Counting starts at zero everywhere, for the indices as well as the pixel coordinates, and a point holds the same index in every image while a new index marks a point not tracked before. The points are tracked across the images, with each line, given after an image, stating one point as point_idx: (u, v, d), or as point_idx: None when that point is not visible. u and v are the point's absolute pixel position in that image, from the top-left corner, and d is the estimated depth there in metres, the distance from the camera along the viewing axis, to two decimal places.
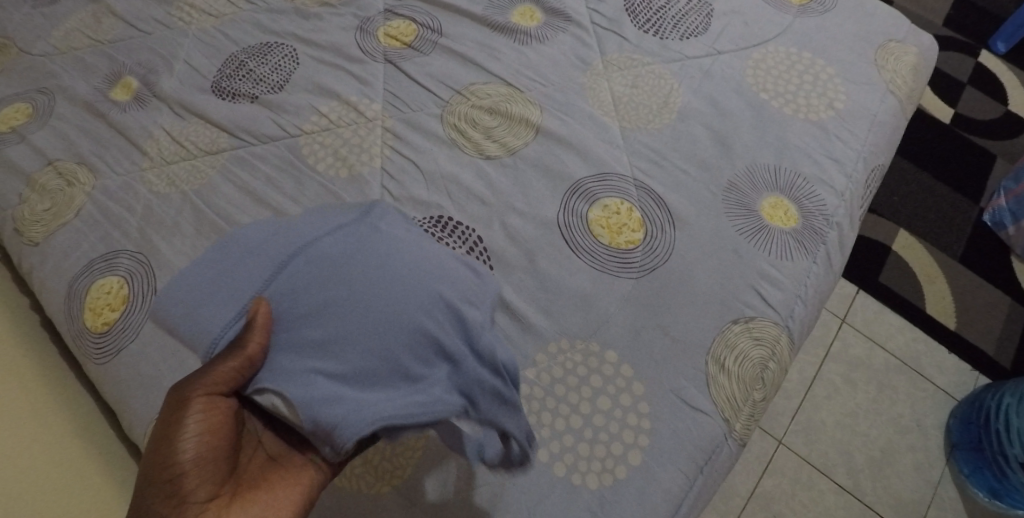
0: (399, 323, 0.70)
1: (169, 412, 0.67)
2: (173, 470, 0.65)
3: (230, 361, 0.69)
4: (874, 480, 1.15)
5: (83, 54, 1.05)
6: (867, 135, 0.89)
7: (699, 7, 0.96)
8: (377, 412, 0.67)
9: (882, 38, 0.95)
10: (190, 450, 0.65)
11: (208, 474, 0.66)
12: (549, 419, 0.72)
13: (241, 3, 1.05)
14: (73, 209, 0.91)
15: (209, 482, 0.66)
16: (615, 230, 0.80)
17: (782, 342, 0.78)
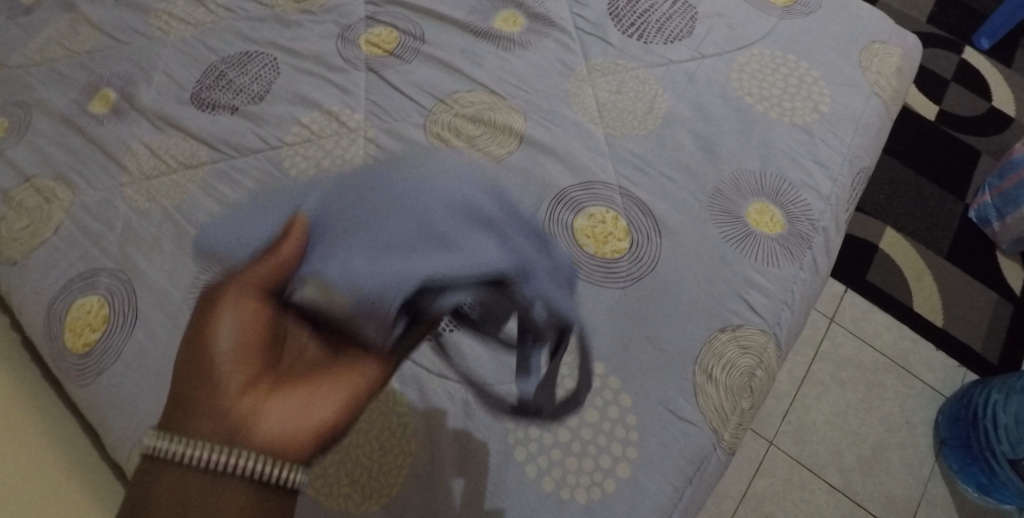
0: (435, 196, 0.81)
1: (209, 320, 0.71)
2: (212, 365, 0.67)
3: (268, 261, 0.76)
4: (864, 479, 1.15)
5: (60, 66, 1.03)
6: (853, 137, 0.88)
7: (683, 11, 0.95)
8: (425, 270, 0.76)
9: (866, 39, 0.95)
10: (225, 340, 0.69)
11: (248, 372, 0.67)
12: (537, 434, 0.72)
13: (220, 12, 1.04)
14: (51, 226, 0.89)
15: (247, 380, 0.67)
16: (600, 238, 0.80)
17: (770, 350, 0.77)
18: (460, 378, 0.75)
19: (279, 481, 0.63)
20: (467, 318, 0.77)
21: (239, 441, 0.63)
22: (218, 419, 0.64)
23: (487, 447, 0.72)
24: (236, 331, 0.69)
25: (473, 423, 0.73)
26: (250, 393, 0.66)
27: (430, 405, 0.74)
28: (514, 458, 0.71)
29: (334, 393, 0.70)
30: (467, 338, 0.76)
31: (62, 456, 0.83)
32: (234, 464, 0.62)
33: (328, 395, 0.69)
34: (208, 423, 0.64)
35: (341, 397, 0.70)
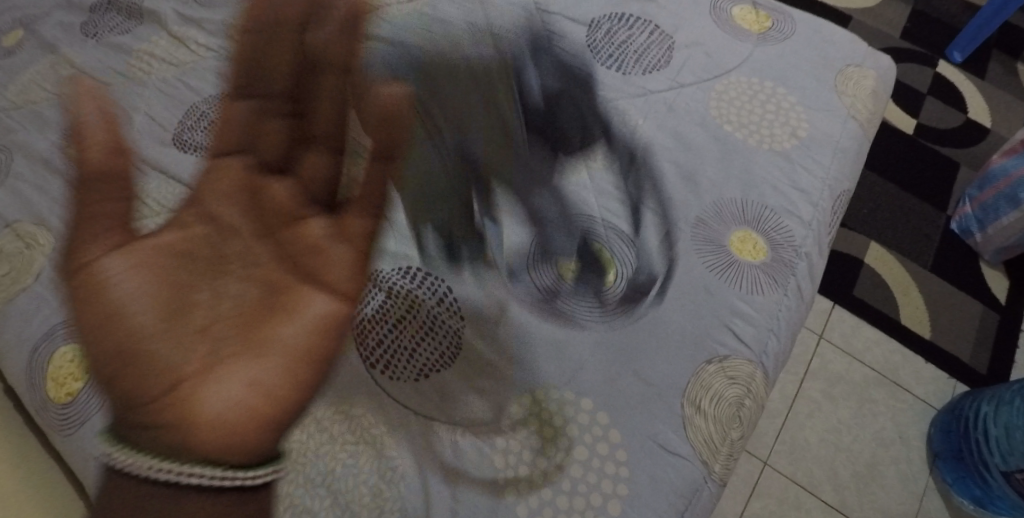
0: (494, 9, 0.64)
1: (177, 244, 0.65)
2: (137, 344, 0.60)
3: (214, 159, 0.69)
4: (859, 496, 1.14)
5: (40, 109, 1.02)
6: (831, 161, 0.89)
7: (660, 40, 0.96)
8: None
9: (841, 63, 0.95)
10: (140, 316, 0.61)
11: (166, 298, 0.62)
12: (527, 473, 0.72)
13: (201, 52, 1.04)
14: (34, 272, 0.89)
15: (183, 332, 0.62)
16: (584, 272, 0.81)
17: (758, 380, 0.77)
18: (451, 419, 0.75)
19: (245, 482, 0.60)
20: (454, 358, 0.77)
21: (191, 439, 0.59)
22: (157, 382, 0.60)
23: (476, 488, 0.72)
24: (148, 287, 0.61)
25: (462, 463, 0.73)
26: (191, 355, 0.62)
27: (419, 447, 0.74)
28: (506, 499, 0.71)
29: (290, 325, 0.65)
30: (456, 377, 0.76)
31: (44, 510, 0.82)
32: (186, 474, 0.58)
33: (284, 335, 0.64)
34: (144, 427, 0.59)
35: (302, 335, 0.65)
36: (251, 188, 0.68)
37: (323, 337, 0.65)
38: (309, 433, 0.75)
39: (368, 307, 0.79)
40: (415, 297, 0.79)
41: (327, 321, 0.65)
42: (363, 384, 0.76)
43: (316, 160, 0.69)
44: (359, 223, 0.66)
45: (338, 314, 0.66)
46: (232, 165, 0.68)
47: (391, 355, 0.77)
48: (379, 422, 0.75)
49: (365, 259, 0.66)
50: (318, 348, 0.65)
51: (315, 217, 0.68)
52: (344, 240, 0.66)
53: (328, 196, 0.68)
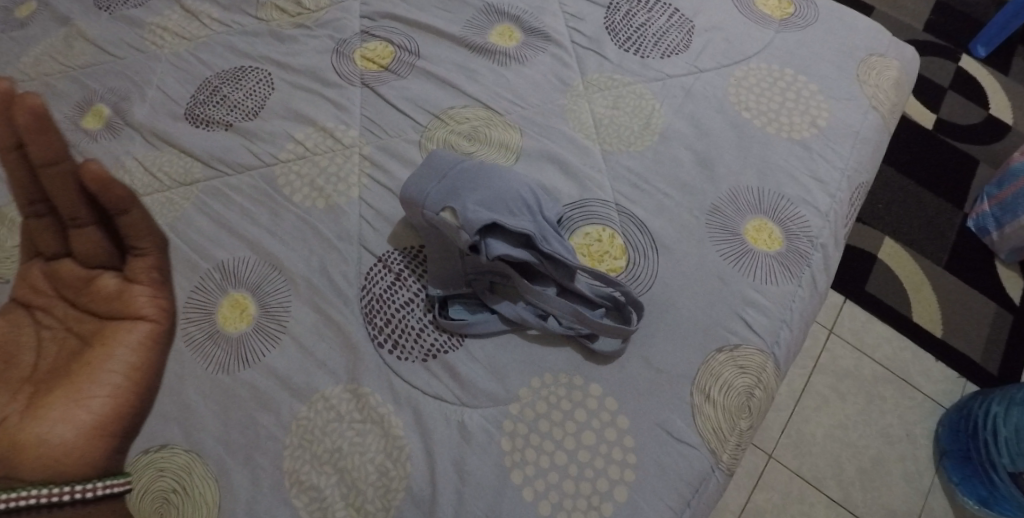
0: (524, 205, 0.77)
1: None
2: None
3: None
4: (864, 492, 1.12)
5: (53, 80, 1.02)
6: (850, 152, 0.87)
7: (680, 24, 0.94)
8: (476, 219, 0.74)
9: (864, 52, 0.93)
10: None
11: None
12: (533, 456, 0.71)
13: (215, 26, 1.03)
14: None
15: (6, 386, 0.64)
16: (596, 257, 0.80)
17: (768, 370, 0.77)
18: (459, 400, 0.75)
19: (86, 494, 0.58)
20: (461, 342, 0.77)
21: (21, 464, 0.60)
22: None
23: (481, 469, 0.71)
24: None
25: (468, 444, 0.73)
26: (18, 400, 0.63)
27: (425, 427, 0.74)
28: (510, 482, 0.71)
29: (118, 350, 0.65)
30: (464, 358, 0.76)
31: None
32: (17, 497, 0.55)
33: (111, 359, 0.65)
34: None
35: (128, 355, 0.65)
36: (41, 287, 0.68)
37: (150, 359, 0.66)
38: (317, 411, 0.75)
39: (376, 289, 0.80)
40: (421, 280, 0.80)
41: (149, 339, 0.66)
42: (372, 363, 0.77)
43: (48, 236, 0.66)
44: (146, 269, 0.66)
45: (152, 332, 0.67)
46: (37, 268, 0.68)
47: (399, 335, 0.78)
48: (386, 401, 0.75)
49: (158, 288, 0.67)
50: (149, 363, 0.66)
51: (110, 270, 0.67)
52: (133, 283, 0.66)
53: (114, 249, 0.66)
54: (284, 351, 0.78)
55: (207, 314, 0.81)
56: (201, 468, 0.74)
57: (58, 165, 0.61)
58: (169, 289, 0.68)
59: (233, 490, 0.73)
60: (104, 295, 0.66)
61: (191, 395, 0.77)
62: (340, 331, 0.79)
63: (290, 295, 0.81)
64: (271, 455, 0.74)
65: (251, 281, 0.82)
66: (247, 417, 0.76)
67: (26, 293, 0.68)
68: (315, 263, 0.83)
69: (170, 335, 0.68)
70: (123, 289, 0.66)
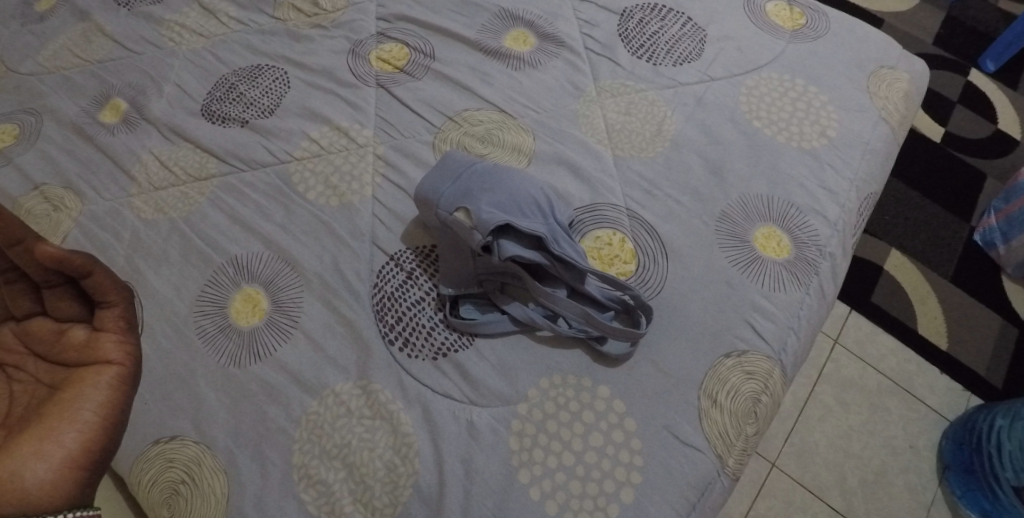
0: (537, 205, 0.78)
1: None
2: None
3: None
4: (866, 503, 1.12)
5: (71, 74, 1.03)
6: (859, 163, 0.88)
7: (692, 32, 0.95)
8: (491, 219, 0.75)
9: (874, 64, 0.94)
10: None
11: None
12: (541, 456, 0.72)
13: (232, 24, 1.04)
14: (59, 234, 0.89)
15: None
16: (606, 260, 0.81)
17: (775, 376, 0.77)
18: (467, 398, 0.75)
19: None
20: (471, 341, 0.78)
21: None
22: None
23: (488, 468, 0.72)
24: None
25: (476, 443, 0.73)
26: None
27: (434, 425, 0.74)
28: (517, 481, 0.71)
29: (87, 395, 0.63)
30: (473, 358, 0.77)
31: None
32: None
33: (80, 404, 0.62)
34: None
35: (96, 398, 0.63)
36: (12, 347, 0.67)
37: (118, 402, 0.64)
38: (327, 406, 0.76)
39: (388, 286, 0.81)
40: (433, 279, 0.81)
41: (117, 382, 0.64)
42: (382, 359, 0.77)
43: (16, 297, 0.66)
44: (116, 316, 0.65)
45: (120, 376, 0.64)
46: (9, 328, 0.67)
47: (409, 333, 0.78)
48: (396, 398, 0.76)
49: (127, 334, 0.66)
50: (116, 406, 0.64)
51: (80, 322, 0.66)
52: (101, 332, 0.65)
53: (81, 301, 0.65)
54: (295, 345, 0.79)
55: (220, 308, 0.82)
56: (211, 460, 0.75)
57: (15, 246, 0.61)
58: (137, 335, 0.66)
59: (242, 483, 0.74)
60: (75, 346, 0.65)
61: (203, 388, 0.78)
62: (351, 328, 0.80)
63: (302, 291, 0.82)
64: (280, 448, 0.75)
65: (264, 276, 0.83)
66: (258, 411, 0.77)
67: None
68: (327, 260, 0.84)
69: (137, 380, 0.66)
70: (93, 336, 0.65)
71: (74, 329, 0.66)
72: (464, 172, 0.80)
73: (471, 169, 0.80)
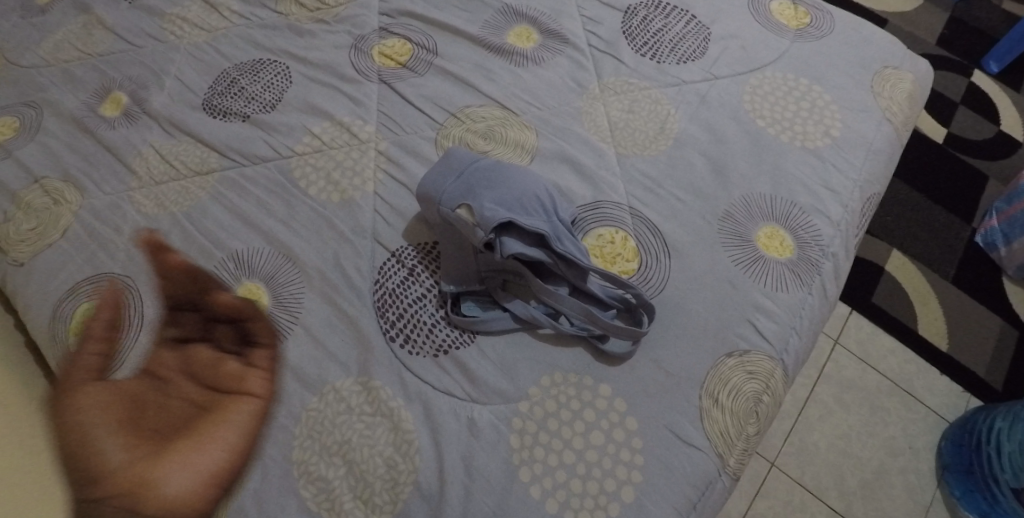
0: (540, 203, 0.77)
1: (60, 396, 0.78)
2: (91, 445, 0.74)
3: (91, 340, 0.80)
4: (865, 503, 1.11)
5: (72, 68, 1.03)
6: (863, 163, 0.88)
7: (696, 31, 0.95)
8: (494, 217, 0.74)
9: (879, 64, 0.94)
10: (87, 421, 0.76)
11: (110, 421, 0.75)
12: (541, 455, 0.72)
13: (234, 18, 1.04)
14: (59, 228, 0.89)
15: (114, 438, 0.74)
16: (608, 259, 0.80)
17: (776, 376, 0.77)
18: (468, 396, 0.75)
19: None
20: (472, 339, 0.78)
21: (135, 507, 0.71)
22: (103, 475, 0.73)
23: (489, 466, 0.72)
24: (99, 411, 0.76)
25: (477, 441, 0.73)
26: (126, 450, 0.73)
27: (435, 422, 0.74)
28: (518, 479, 0.71)
29: (230, 424, 0.75)
30: (475, 355, 0.77)
31: None
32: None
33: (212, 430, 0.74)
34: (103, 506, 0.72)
35: (232, 430, 0.75)
36: (206, 361, 0.78)
37: (254, 431, 0.75)
38: (327, 402, 0.76)
39: (389, 283, 0.81)
40: (435, 276, 0.81)
41: (251, 414, 0.76)
42: (383, 356, 0.77)
43: (173, 324, 0.81)
44: (268, 354, 0.79)
45: (258, 409, 0.76)
46: (169, 350, 0.79)
47: (410, 329, 0.78)
48: (397, 395, 0.76)
49: (269, 373, 0.78)
50: (246, 437, 0.75)
51: (231, 355, 0.79)
52: (267, 366, 0.78)
53: (240, 341, 0.79)
54: (296, 341, 0.79)
55: (221, 303, 0.82)
56: None
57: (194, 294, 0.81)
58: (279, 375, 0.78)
59: (241, 478, 0.74)
60: (214, 373, 0.77)
61: None
62: (352, 324, 0.79)
63: (303, 287, 0.82)
64: (280, 445, 0.75)
65: (265, 272, 0.83)
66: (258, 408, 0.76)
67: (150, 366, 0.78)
68: (329, 256, 0.83)
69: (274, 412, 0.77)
70: (246, 365, 0.78)
71: (228, 360, 0.78)
72: (466, 169, 0.80)
73: (473, 166, 0.80)
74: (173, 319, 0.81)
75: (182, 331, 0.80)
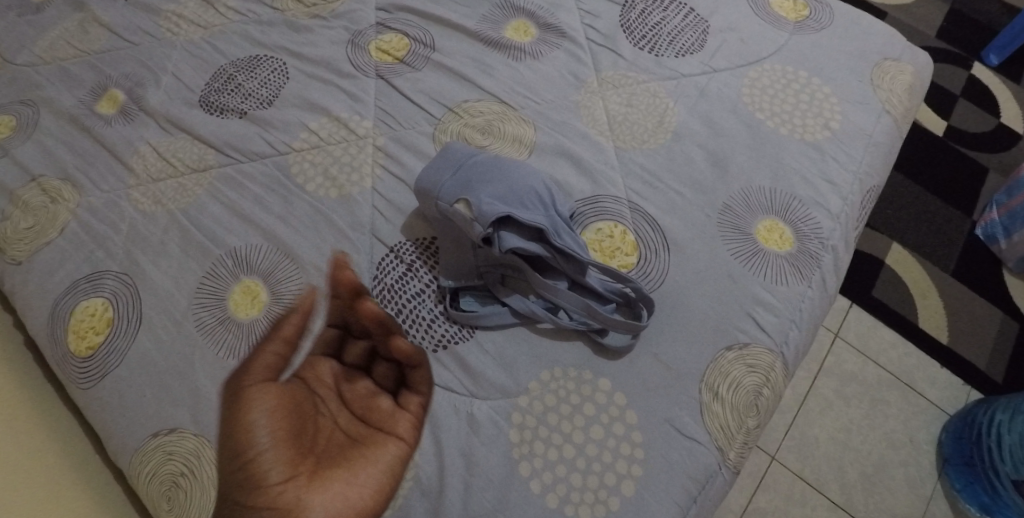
0: (538, 197, 0.77)
1: (240, 400, 0.76)
2: (251, 456, 0.73)
3: (270, 345, 0.78)
4: (866, 496, 1.11)
5: (69, 66, 1.02)
6: (862, 156, 0.87)
7: (695, 24, 0.94)
8: (492, 211, 0.74)
9: (879, 56, 0.93)
10: (264, 434, 0.73)
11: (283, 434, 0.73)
12: (541, 449, 0.72)
13: (230, 14, 1.03)
14: (56, 226, 0.89)
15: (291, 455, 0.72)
16: (607, 253, 0.80)
17: (777, 369, 0.77)
18: (467, 391, 0.75)
19: None
20: (470, 334, 0.77)
21: None
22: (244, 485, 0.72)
23: (489, 461, 0.72)
24: (271, 424, 0.73)
25: (477, 436, 0.73)
26: (287, 468, 0.71)
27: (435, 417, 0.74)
28: (518, 474, 0.71)
29: (377, 466, 0.72)
30: (474, 350, 0.77)
31: (74, 476, 0.84)
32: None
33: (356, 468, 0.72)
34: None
35: (378, 472, 0.72)
36: (363, 390, 0.76)
37: (392, 478, 0.72)
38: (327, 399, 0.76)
39: (388, 279, 0.81)
40: (433, 271, 0.81)
41: (395, 460, 0.73)
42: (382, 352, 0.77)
43: (352, 348, 0.78)
44: (419, 395, 0.75)
45: (402, 456, 0.73)
46: (326, 363, 0.77)
47: (409, 325, 0.78)
48: None
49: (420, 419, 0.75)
50: (388, 483, 0.72)
51: (386, 393, 0.76)
52: (406, 407, 0.75)
53: (397, 381, 0.76)
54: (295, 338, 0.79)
55: (220, 300, 0.81)
56: (210, 452, 0.75)
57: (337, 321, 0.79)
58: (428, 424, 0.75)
59: None
60: (377, 412, 0.75)
61: (202, 380, 0.78)
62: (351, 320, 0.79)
63: (302, 283, 0.81)
64: None
65: (263, 268, 0.83)
66: None
67: (315, 385, 0.76)
68: (327, 252, 0.83)
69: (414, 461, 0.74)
70: (400, 404, 0.75)
71: (380, 398, 0.76)
72: (463, 163, 0.79)
73: (470, 161, 0.79)
74: (342, 338, 0.78)
75: (351, 355, 0.78)
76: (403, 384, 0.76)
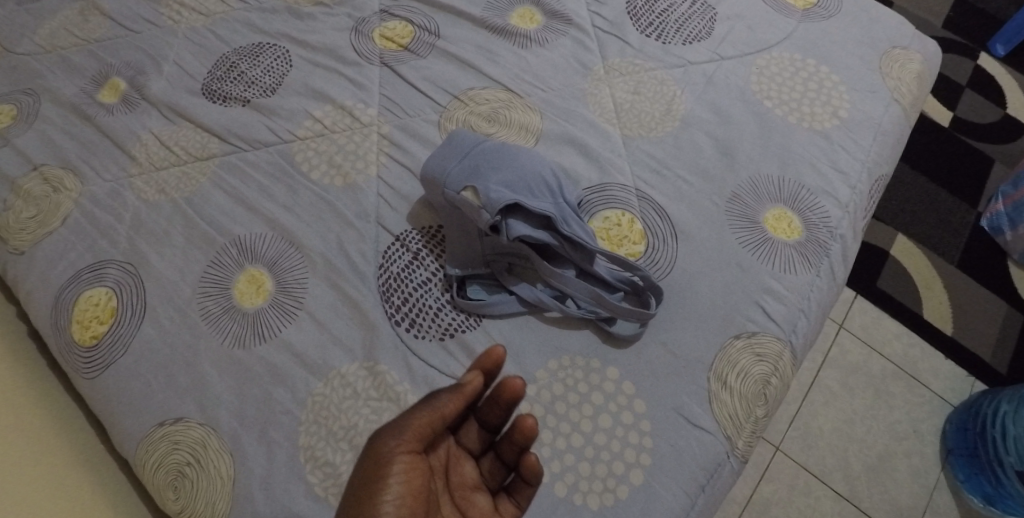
0: (545, 183, 0.77)
1: (368, 469, 0.61)
2: None
3: (423, 414, 0.62)
4: (870, 487, 1.11)
5: (69, 54, 1.01)
6: (871, 144, 0.87)
7: (702, 11, 0.94)
8: (500, 197, 0.74)
9: (887, 45, 0.93)
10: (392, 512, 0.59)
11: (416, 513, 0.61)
12: (550, 438, 0.72)
13: (233, 2, 1.02)
14: (59, 215, 0.88)
15: None
16: (615, 241, 0.80)
17: (785, 358, 0.76)
18: None
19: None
20: (477, 325, 0.77)
21: None
22: None
23: None
24: (403, 503, 0.60)
25: None
26: None
27: None
28: None
29: None
30: (481, 336, 0.76)
31: (75, 465, 0.84)
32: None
33: None
34: None
35: None
36: (469, 480, 0.69)
37: None
38: (332, 387, 0.75)
39: (394, 267, 0.80)
40: (440, 259, 0.80)
41: None
42: (389, 340, 0.77)
43: (475, 434, 0.70)
44: (517, 505, 0.69)
45: None
46: (446, 443, 0.69)
47: (416, 314, 0.78)
48: (403, 380, 0.75)
49: None
50: None
51: (487, 493, 0.69)
52: (502, 511, 0.69)
53: (500, 485, 0.70)
54: (301, 327, 0.78)
55: (224, 289, 0.81)
56: (217, 441, 0.75)
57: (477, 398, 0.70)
58: None
59: (248, 464, 0.73)
60: (478, 509, 0.68)
61: (207, 369, 0.78)
62: (357, 309, 0.79)
63: (307, 272, 0.81)
64: (284, 430, 0.74)
65: (268, 257, 0.82)
66: (263, 392, 0.76)
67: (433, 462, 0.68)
68: (332, 241, 0.83)
69: None
70: (497, 505, 0.69)
71: (478, 493, 0.69)
72: (468, 150, 0.79)
73: (475, 147, 0.79)
74: (469, 418, 0.71)
75: (470, 440, 0.70)
76: (509, 486, 0.70)
